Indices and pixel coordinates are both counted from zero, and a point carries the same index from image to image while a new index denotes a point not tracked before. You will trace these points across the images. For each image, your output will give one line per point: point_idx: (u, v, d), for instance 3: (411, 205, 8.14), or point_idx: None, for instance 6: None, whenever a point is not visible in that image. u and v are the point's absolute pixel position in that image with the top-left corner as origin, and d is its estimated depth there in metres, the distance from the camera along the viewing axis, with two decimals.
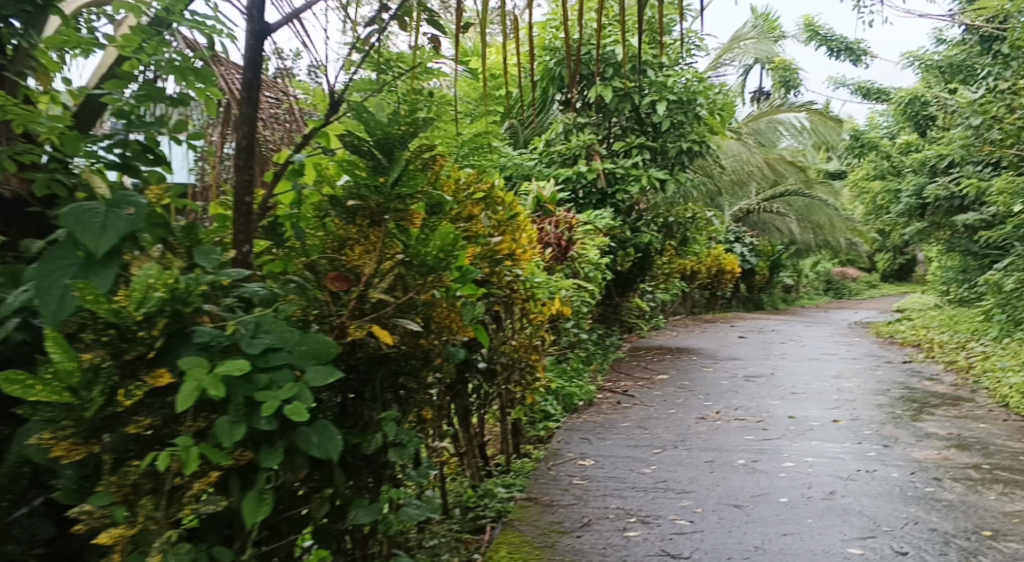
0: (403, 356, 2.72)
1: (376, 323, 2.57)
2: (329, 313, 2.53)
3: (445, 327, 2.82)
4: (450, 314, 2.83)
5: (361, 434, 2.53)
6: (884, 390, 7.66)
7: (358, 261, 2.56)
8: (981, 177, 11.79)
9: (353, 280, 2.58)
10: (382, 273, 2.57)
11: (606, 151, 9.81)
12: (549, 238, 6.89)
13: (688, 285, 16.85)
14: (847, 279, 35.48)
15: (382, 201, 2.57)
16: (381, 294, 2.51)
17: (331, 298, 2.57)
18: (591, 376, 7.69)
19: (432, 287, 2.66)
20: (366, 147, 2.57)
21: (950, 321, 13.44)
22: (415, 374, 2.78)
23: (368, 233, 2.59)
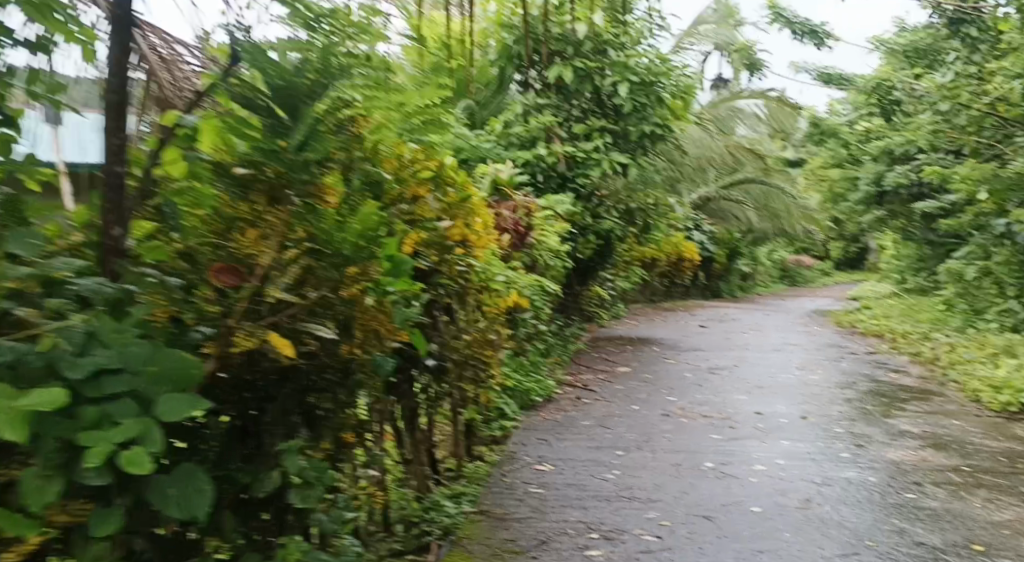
0: (316, 369, 2.39)
1: (275, 328, 2.21)
2: (216, 313, 2.10)
3: (369, 329, 2.48)
4: (373, 315, 2.48)
5: (254, 473, 2.22)
6: (850, 382, 7.38)
7: (254, 249, 2.16)
8: (944, 164, 11.62)
9: (246, 275, 2.16)
10: (287, 266, 2.22)
11: (566, 134, 9.45)
12: (506, 224, 6.49)
13: (648, 273, 16.58)
14: (803, 267, 35.56)
15: (285, 172, 2.20)
16: (281, 292, 2.17)
17: (218, 298, 2.13)
18: (550, 369, 7.33)
19: (353, 281, 2.37)
20: (261, 99, 2.22)
21: (911, 309, 13.28)
22: (330, 390, 2.46)
23: (267, 214, 2.20)
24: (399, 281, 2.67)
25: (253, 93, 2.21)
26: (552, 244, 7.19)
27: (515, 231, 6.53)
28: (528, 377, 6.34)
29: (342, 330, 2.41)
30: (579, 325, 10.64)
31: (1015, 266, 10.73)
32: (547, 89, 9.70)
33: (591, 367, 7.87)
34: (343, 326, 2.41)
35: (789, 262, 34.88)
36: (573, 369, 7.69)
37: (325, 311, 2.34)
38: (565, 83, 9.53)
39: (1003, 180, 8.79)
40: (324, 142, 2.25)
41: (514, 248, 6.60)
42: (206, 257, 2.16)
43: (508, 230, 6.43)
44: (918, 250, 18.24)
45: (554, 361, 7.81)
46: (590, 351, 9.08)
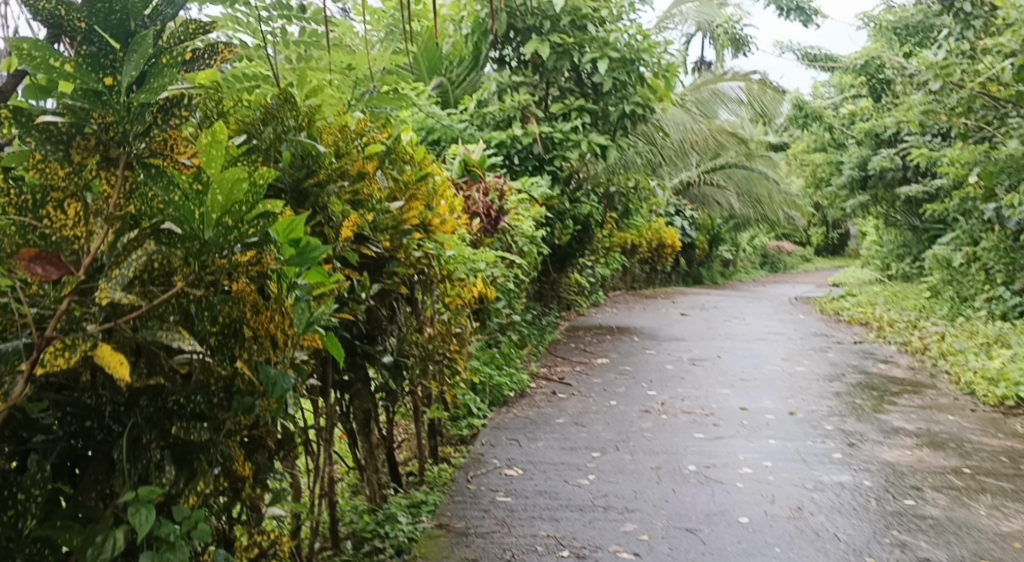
0: (182, 389, 1.92)
1: (115, 335, 1.78)
2: (24, 312, 1.71)
3: (262, 335, 2.09)
4: (265, 317, 2.09)
5: (89, 533, 1.75)
6: (838, 374, 7.05)
7: (79, 231, 1.77)
8: (931, 147, 11.32)
9: (71, 267, 1.72)
10: (122, 250, 1.80)
11: (544, 114, 9.10)
12: (477, 208, 6.12)
13: (629, 259, 16.29)
14: (783, 253, 35.39)
15: (116, 120, 1.81)
16: (121, 294, 1.71)
17: (35, 292, 1.73)
18: (523, 360, 6.98)
19: (224, 267, 1.96)
20: (86, 30, 1.84)
21: (895, 296, 13.02)
22: (207, 416, 1.97)
23: (99, 181, 1.81)
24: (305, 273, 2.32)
25: (66, 12, 1.82)
26: (526, 228, 6.82)
27: (486, 215, 6.16)
28: (500, 370, 5.97)
29: (227, 334, 2.02)
30: (557, 313, 10.31)
31: (1004, 252, 10.43)
32: (523, 67, 9.32)
33: (568, 360, 7.50)
34: (229, 329, 2.03)
35: (770, 247, 34.70)
36: (550, 363, 7.30)
37: (198, 312, 1.95)
38: (542, 60, 9.15)
39: (996, 163, 8.47)
40: (167, 79, 1.82)
41: (485, 233, 6.23)
42: (7, 239, 1.76)
43: (478, 213, 6.06)
44: (902, 236, 18.00)
45: (529, 352, 7.45)
46: (567, 341, 8.73)
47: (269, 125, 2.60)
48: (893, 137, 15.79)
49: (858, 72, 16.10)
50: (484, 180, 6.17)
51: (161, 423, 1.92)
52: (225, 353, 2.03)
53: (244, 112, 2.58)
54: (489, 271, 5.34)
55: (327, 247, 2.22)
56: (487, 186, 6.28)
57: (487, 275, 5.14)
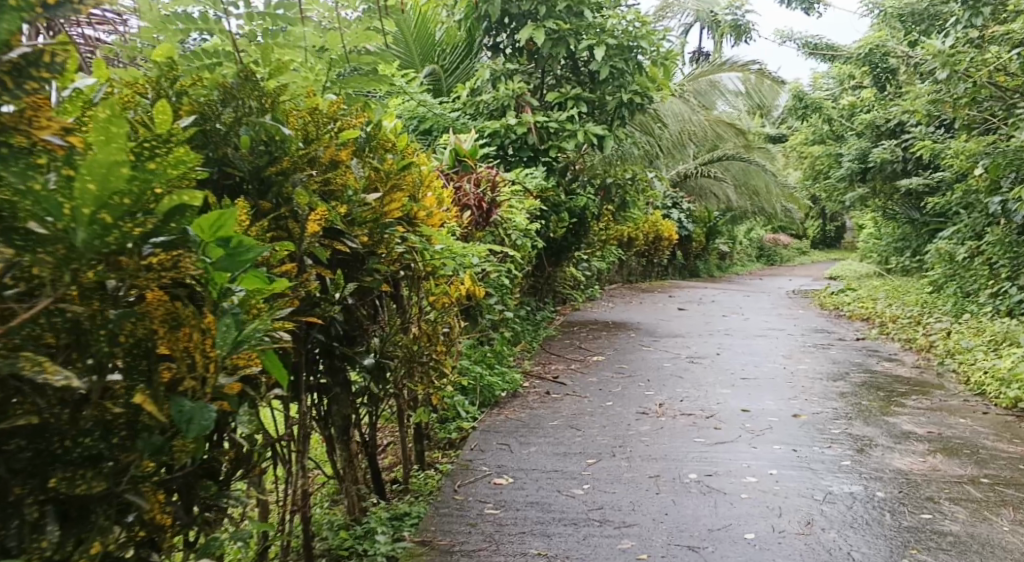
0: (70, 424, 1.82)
1: None
2: None
3: (182, 358, 1.97)
4: (183, 340, 1.97)
5: None
6: (842, 373, 6.81)
7: None
8: (935, 139, 11.06)
9: None
10: None
11: (539, 103, 8.83)
12: (468, 199, 5.88)
13: (625, 252, 16.02)
14: (779, 246, 35.16)
15: None
16: None
17: None
18: (515, 358, 6.73)
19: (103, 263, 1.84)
20: None
21: (897, 290, 12.78)
22: (104, 455, 1.87)
23: None
24: (245, 281, 2.15)
25: None
26: (519, 221, 6.55)
27: (478, 208, 5.92)
28: (490, 369, 5.72)
29: (136, 356, 1.93)
30: (551, 308, 10.05)
31: (1008, 246, 10.19)
32: (517, 54, 9.04)
33: (563, 357, 7.24)
34: (138, 351, 1.93)
35: (766, 240, 34.43)
36: (544, 360, 7.04)
37: (91, 331, 1.85)
38: (537, 47, 8.87)
39: (1005, 154, 8.22)
40: (12, 23, 1.64)
41: (476, 226, 5.99)
42: None
43: (469, 205, 5.82)
44: (901, 229, 17.76)
45: (520, 349, 7.19)
46: (561, 337, 8.48)
47: (229, 109, 2.43)
48: (895, 129, 15.53)
49: (859, 62, 15.83)
50: (477, 171, 5.94)
51: (46, 469, 1.81)
52: (134, 377, 1.93)
53: (200, 92, 2.39)
54: (478, 267, 5.07)
55: (257, 251, 2.08)
56: (478, 176, 6.02)
57: (477, 273, 4.87)
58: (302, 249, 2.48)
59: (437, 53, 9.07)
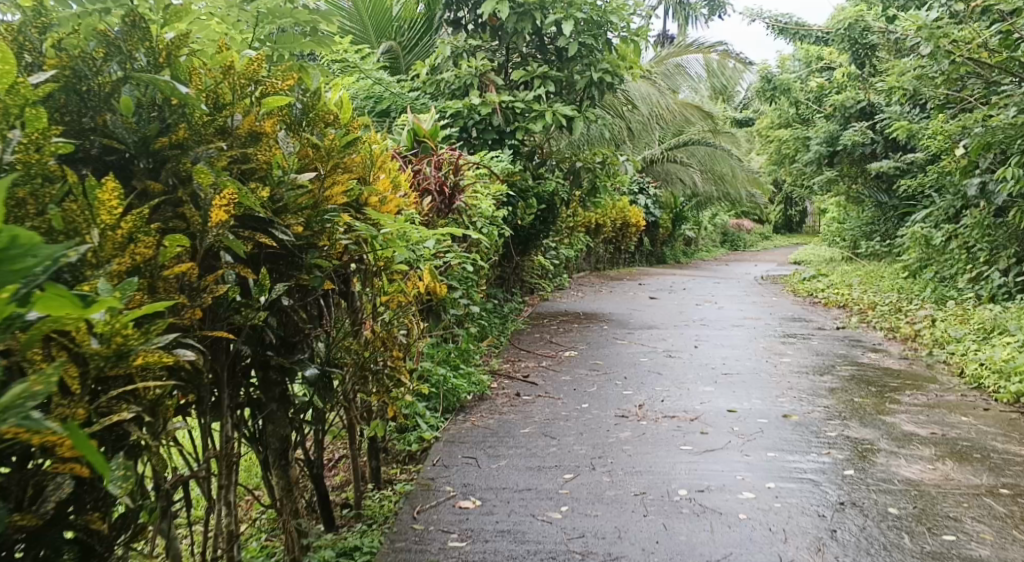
0: None
1: None
2: None
3: None
4: None
5: None
6: (828, 365, 6.41)
7: None
8: (911, 119, 10.72)
9: None
10: None
11: (504, 82, 8.33)
12: (429, 182, 5.39)
13: (593, 239, 15.60)
14: (743, 232, 35.03)
15: None
16: None
17: None
18: (482, 355, 6.27)
19: None
20: None
21: (871, 275, 12.43)
22: None
23: None
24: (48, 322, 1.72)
25: None
26: (486, 207, 6.06)
27: (442, 191, 5.43)
28: (453, 370, 5.24)
29: None
30: (519, 299, 9.60)
31: (986, 230, 9.88)
32: (479, 31, 8.55)
33: (534, 353, 6.78)
34: None
35: (729, 225, 34.27)
36: (514, 358, 6.59)
37: None
38: (501, 23, 8.36)
39: (990, 133, 7.83)
40: None
41: (440, 213, 5.50)
42: None
43: (432, 189, 5.33)
44: (871, 212, 17.47)
45: (487, 346, 6.72)
46: (531, 329, 8.03)
47: (116, 66, 2.12)
48: (865, 110, 15.19)
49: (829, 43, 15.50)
50: (441, 150, 5.47)
51: None
52: None
53: (75, 43, 2.08)
54: (439, 258, 4.58)
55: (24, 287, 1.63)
56: (439, 157, 5.50)
57: (439, 267, 4.37)
58: (204, 242, 2.08)
59: (394, 28, 8.77)
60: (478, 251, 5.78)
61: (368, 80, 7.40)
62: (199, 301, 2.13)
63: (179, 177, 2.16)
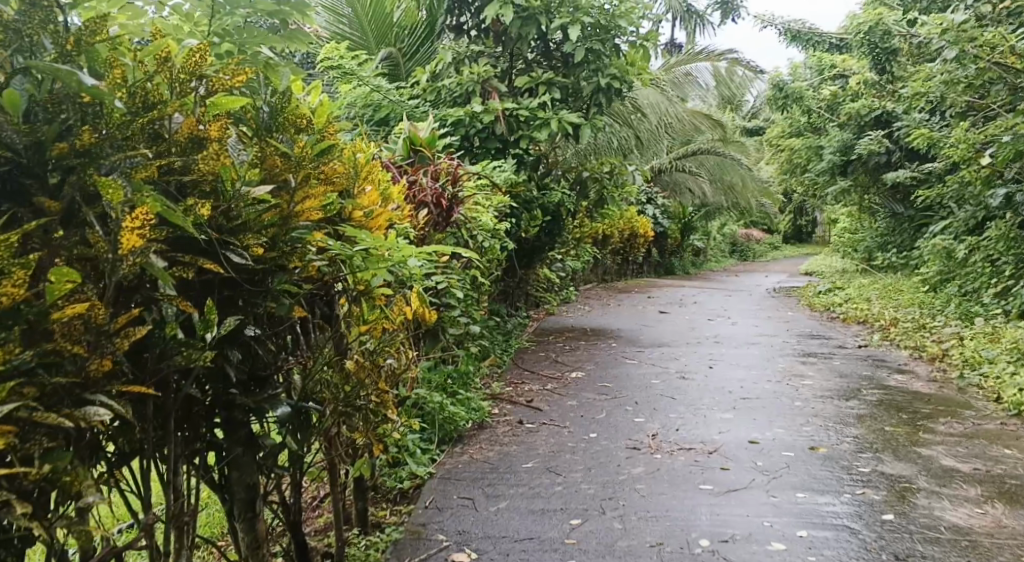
0: None
1: None
2: None
3: None
4: None
5: None
6: (853, 388, 6.02)
7: None
8: (931, 127, 10.32)
9: None
10: None
11: (507, 89, 7.98)
12: (428, 196, 5.04)
13: (600, 250, 15.21)
14: (753, 241, 34.57)
15: None
16: None
17: None
18: (483, 378, 5.91)
19: None
20: None
21: (889, 289, 12.01)
22: None
23: None
24: None
25: None
26: (487, 221, 5.69)
27: (444, 206, 5.08)
28: (449, 397, 4.88)
29: None
30: (524, 314, 9.23)
31: (1012, 243, 9.47)
32: (482, 36, 8.19)
33: (538, 374, 6.40)
34: None
35: (739, 235, 33.83)
36: (517, 380, 6.21)
37: None
38: (504, 27, 7.99)
39: (1021, 142, 7.42)
40: None
41: (438, 228, 5.16)
42: None
43: (431, 202, 4.99)
44: (886, 223, 17.04)
45: (487, 366, 6.35)
46: (535, 347, 7.65)
47: (20, 58, 1.95)
48: (881, 119, 14.77)
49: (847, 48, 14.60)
50: (444, 158, 5.12)
51: None
52: None
53: None
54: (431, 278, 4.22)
55: None
56: (436, 167, 5.15)
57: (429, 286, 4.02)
58: (114, 275, 1.91)
59: (395, 33, 8.31)
60: (479, 267, 5.42)
61: (365, 86, 7.06)
62: (104, 351, 1.93)
63: (84, 193, 1.96)
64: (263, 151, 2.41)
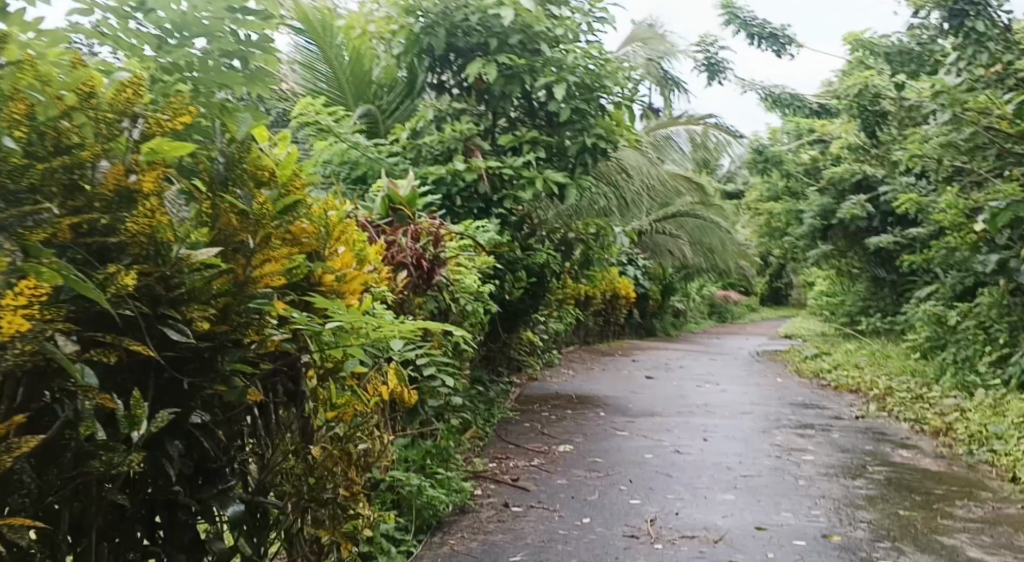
0: None
1: None
2: None
3: None
4: None
5: None
6: (857, 464, 5.68)
7: None
8: (919, 191, 10.14)
9: None
10: None
11: (490, 147, 7.69)
12: (407, 257, 4.69)
13: (582, 312, 14.88)
14: (730, 303, 34.39)
15: None
16: None
17: None
18: (464, 453, 5.52)
19: None
20: None
21: (877, 355, 11.74)
22: None
23: None
24: None
25: None
26: (470, 284, 5.34)
27: (425, 268, 4.73)
28: (428, 476, 4.48)
29: None
30: (505, 380, 8.84)
31: (1005, 309, 9.22)
32: (464, 94, 7.94)
33: (523, 448, 6.02)
34: None
35: (717, 297, 33.66)
36: (502, 454, 5.82)
37: None
38: (487, 85, 7.74)
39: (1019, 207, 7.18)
40: None
41: (419, 292, 4.79)
42: None
43: (411, 264, 4.63)
44: (868, 287, 16.86)
45: (469, 439, 5.96)
46: (519, 416, 7.26)
47: None
48: (863, 183, 14.66)
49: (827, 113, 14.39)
50: (424, 218, 4.78)
51: None
52: None
53: None
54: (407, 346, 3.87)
55: None
56: (416, 227, 4.80)
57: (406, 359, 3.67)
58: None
59: (374, 89, 8.03)
60: (463, 334, 5.05)
61: (342, 143, 6.76)
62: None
63: None
64: (215, 208, 2.17)
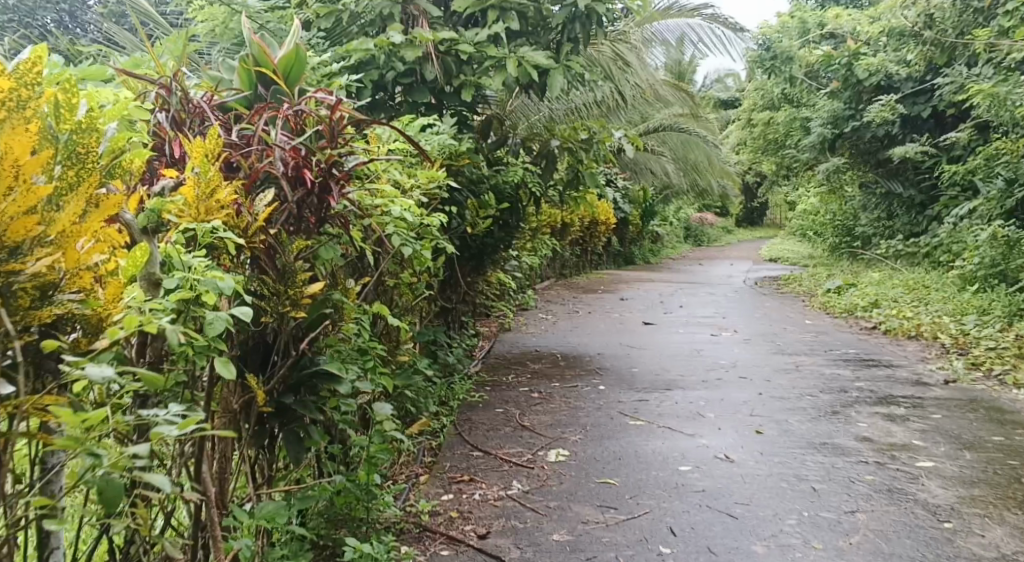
0: None
1: None
2: None
3: None
4: None
5: None
6: (1006, 475, 3.73)
7: None
8: (987, 79, 8.17)
9: None
10: None
11: (441, 16, 5.56)
12: (277, 163, 2.60)
13: (559, 242, 12.83)
14: (706, 225, 32.53)
15: None
16: None
17: None
18: (403, 488, 3.55)
19: None
20: None
21: (913, 284, 9.86)
22: None
23: None
24: None
25: None
26: (402, 214, 3.26)
27: (307, 192, 2.64)
28: None
29: None
30: (469, 335, 6.87)
31: None
32: None
33: (495, 458, 4.03)
34: None
35: (693, 219, 31.82)
36: (462, 472, 3.83)
37: None
38: None
39: None
40: None
41: (298, 233, 2.71)
42: None
43: (279, 181, 2.57)
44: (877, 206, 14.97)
45: (409, 445, 4.00)
46: (487, 396, 5.28)
47: None
48: (883, 83, 12.63)
49: None
50: (311, 93, 2.67)
51: None
52: None
53: None
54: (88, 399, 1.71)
55: None
56: (285, 109, 2.71)
57: (166, 426, 1.83)
58: None
59: None
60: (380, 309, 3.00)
61: None
62: None
63: None
64: None
